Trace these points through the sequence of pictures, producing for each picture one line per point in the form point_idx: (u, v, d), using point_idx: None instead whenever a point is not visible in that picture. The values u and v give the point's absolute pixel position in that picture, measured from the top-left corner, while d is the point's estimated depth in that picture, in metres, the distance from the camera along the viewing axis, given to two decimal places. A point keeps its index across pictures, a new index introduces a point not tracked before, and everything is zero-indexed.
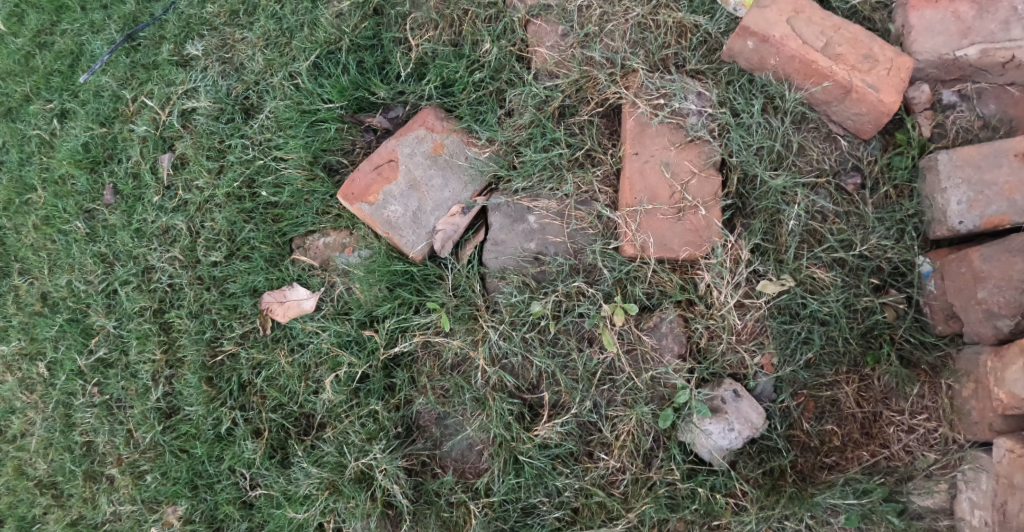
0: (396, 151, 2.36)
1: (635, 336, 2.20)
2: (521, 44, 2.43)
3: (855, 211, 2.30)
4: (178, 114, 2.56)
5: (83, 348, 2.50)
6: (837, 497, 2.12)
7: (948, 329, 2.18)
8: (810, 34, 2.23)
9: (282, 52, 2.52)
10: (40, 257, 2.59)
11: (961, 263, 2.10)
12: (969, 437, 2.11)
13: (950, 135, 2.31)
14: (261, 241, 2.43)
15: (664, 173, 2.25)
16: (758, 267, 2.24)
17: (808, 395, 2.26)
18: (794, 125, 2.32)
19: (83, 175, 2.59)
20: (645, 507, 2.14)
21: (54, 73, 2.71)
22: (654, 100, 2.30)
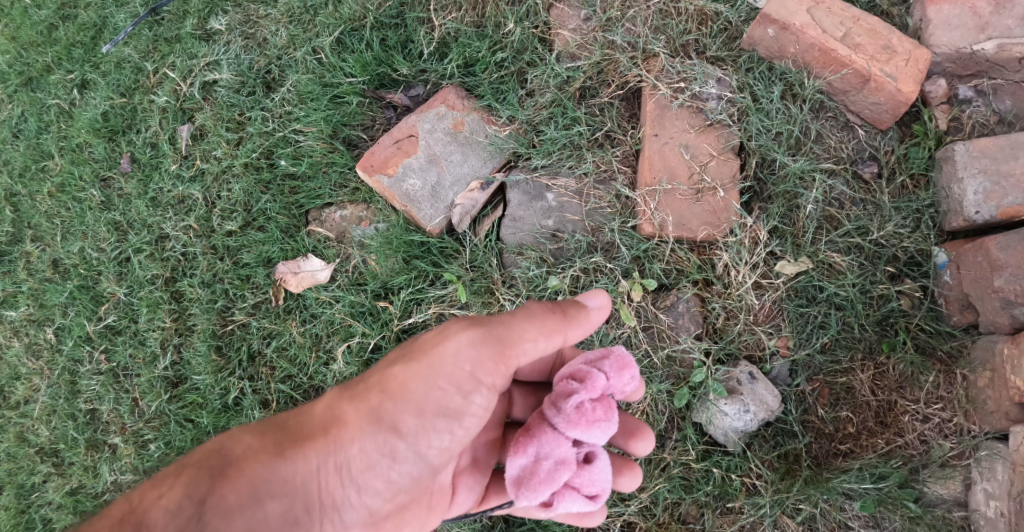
0: (416, 127, 2.38)
1: (652, 314, 2.24)
2: (544, 26, 2.45)
3: (872, 199, 2.30)
4: (198, 86, 2.56)
5: (92, 315, 2.48)
6: (853, 481, 2.10)
7: (963, 320, 2.17)
8: (830, 24, 2.26)
9: (306, 28, 2.54)
10: (54, 224, 2.58)
11: (977, 252, 2.09)
12: (984, 428, 2.08)
13: (966, 129, 2.31)
14: (277, 212, 2.43)
15: (683, 155, 2.28)
16: (776, 249, 2.25)
17: (824, 381, 2.24)
18: (812, 113, 2.33)
19: (101, 143, 2.59)
20: (658, 487, 2.18)
21: (76, 45, 2.72)
22: (675, 83, 2.32)
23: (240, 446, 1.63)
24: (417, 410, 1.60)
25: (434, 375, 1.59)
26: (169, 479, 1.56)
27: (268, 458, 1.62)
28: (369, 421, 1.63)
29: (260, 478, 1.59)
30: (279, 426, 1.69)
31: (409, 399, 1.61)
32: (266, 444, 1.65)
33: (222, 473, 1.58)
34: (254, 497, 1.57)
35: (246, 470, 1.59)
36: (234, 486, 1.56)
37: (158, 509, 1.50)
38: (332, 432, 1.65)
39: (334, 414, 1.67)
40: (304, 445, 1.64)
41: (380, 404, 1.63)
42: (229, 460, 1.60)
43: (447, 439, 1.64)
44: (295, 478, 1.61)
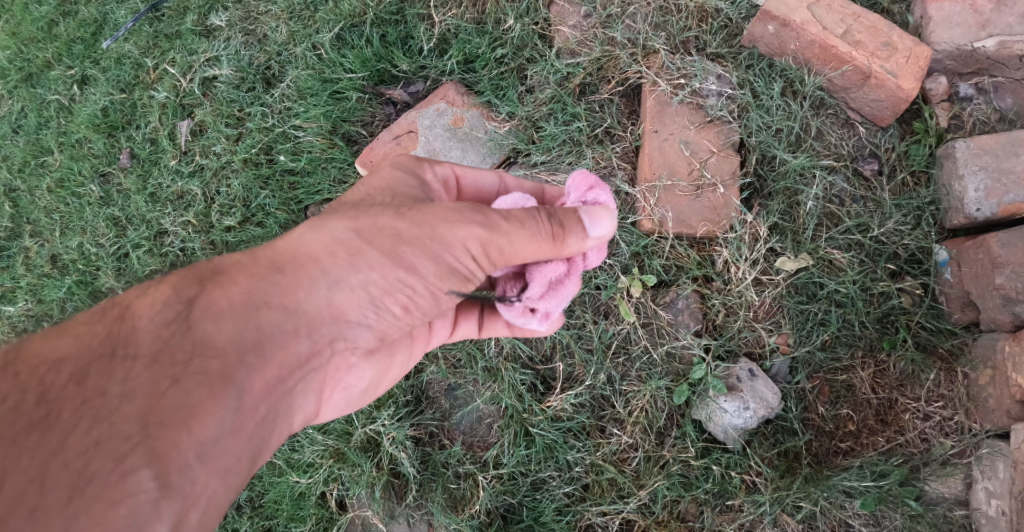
0: (416, 122, 2.38)
1: (652, 310, 2.24)
2: (544, 23, 2.45)
3: (872, 197, 2.28)
4: (198, 82, 2.56)
5: (90, 310, 2.48)
6: (854, 479, 2.08)
7: (964, 318, 2.15)
8: (830, 20, 2.25)
9: (306, 24, 2.53)
10: (53, 219, 2.58)
11: (978, 249, 2.08)
12: (985, 425, 2.07)
13: (967, 127, 2.29)
14: (277, 208, 2.44)
15: (683, 151, 2.28)
16: (776, 245, 2.24)
17: (824, 379, 2.23)
18: (813, 110, 2.32)
19: (100, 139, 2.59)
20: (657, 484, 2.15)
21: (76, 41, 2.72)
22: (675, 79, 2.31)
23: (232, 264, 1.50)
24: (421, 234, 1.47)
25: (432, 233, 1.47)
26: (160, 280, 1.46)
27: (262, 272, 1.48)
28: (368, 238, 1.49)
29: (251, 289, 1.45)
30: (276, 244, 1.55)
31: (412, 211, 1.50)
32: (261, 257, 1.51)
33: (213, 279, 1.46)
34: (247, 305, 1.44)
35: (236, 283, 1.46)
36: (225, 291, 1.44)
37: (145, 303, 1.41)
38: (336, 248, 1.50)
39: (331, 226, 1.53)
40: (304, 262, 1.50)
41: (388, 221, 1.50)
42: (224, 266, 1.50)
43: (463, 267, 1.49)
44: (294, 292, 1.48)
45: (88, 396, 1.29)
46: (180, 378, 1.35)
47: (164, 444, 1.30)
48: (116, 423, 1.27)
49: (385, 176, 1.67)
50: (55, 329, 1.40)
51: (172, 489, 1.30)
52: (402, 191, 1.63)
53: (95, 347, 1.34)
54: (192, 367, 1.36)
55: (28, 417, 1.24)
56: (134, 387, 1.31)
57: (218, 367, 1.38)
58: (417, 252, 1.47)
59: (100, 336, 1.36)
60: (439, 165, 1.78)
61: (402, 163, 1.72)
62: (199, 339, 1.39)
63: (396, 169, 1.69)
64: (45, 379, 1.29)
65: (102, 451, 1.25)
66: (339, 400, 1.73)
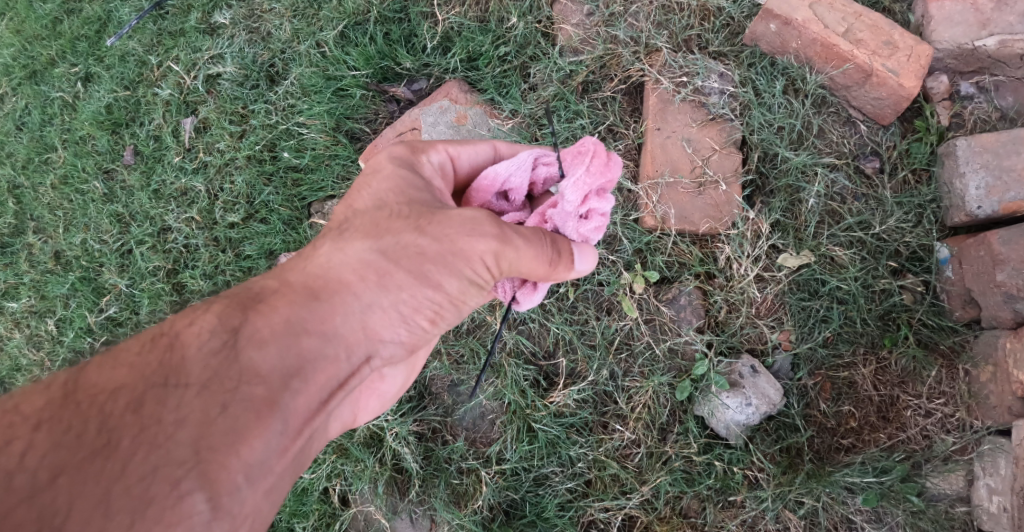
0: (419, 120, 2.38)
1: (654, 306, 2.25)
2: (547, 21, 2.45)
3: (874, 194, 2.28)
4: (202, 79, 2.57)
5: (94, 306, 2.49)
6: (856, 475, 2.09)
7: (966, 315, 2.16)
8: (832, 19, 2.26)
9: (310, 22, 2.54)
10: (57, 215, 2.59)
11: (979, 246, 2.09)
12: (986, 422, 2.08)
13: (968, 125, 2.31)
14: (280, 204, 2.45)
15: (686, 148, 2.29)
16: (778, 242, 2.25)
17: (826, 375, 2.23)
18: (814, 108, 2.33)
19: (104, 136, 2.60)
20: (660, 480, 2.16)
21: (80, 38, 2.72)
22: (677, 77, 2.32)
23: (268, 289, 1.46)
24: (444, 251, 1.46)
25: (453, 250, 1.46)
26: (202, 306, 1.40)
27: (298, 297, 1.44)
28: (394, 259, 1.47)
29: (291, 314, 1.41)
30: (306, 267, 1.51)
31: (433, 227, 1.47)
32: (294, 283, 1.47)
33: (254, 304, 1.41)
34: (289, 330, 1.39)
35: (276, 307, 1.41)
36: (267, 315, 1.40)
37: (192, 331, 1.35)
38: (364, 271, 1.48)
39: (358, 246, 1.50)
40: (341, 286, 1.47)
41: (411, 240, 1.47)
42: (261, 291, 1.46)
43: (484, 279, 1.49)
44: (330, 317, 1.45)
45: (145, 423, 1.23)
46: (230, 406, 1.29)
47: (217, 468, 1.26)
48: (171, 450, 1.22)
49: (388, 176, 1.60)
50: (103, 358, 1.33)
51: (226, 512, 1.26)
52: (411, 194, 1.56)
53: (147, 375, 1.28)
54: (242, 392, 1.31)
55: (90, 444, 1.19)
56: (186, 415, 1.25)
57: (266, 392, 1.34)
58: (441, 272, 1.47)
59: (151, 365, 1.30)
60: (433, 151, 1.69)
61: (398, 157, 1.64)
62: (247, 367, 1.33)
63: (399, 166, 1.61)
64: (100, 407, 1.23)
65: (158, 477, 1.20)
66: (371, 407, 1.75)
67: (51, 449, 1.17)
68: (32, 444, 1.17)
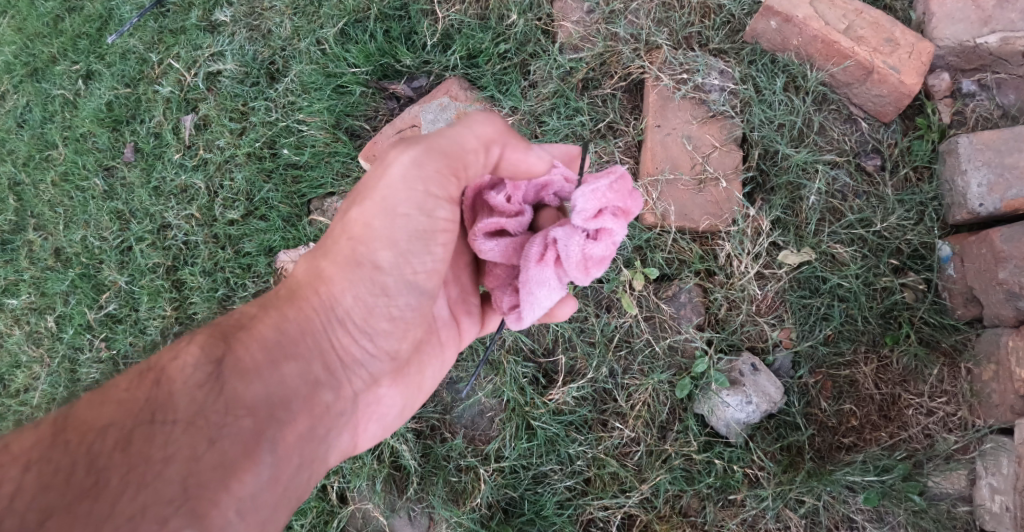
0: (419, 117, 2.38)
1: (654, 304, 2.25)
2: (547, 19, 2.45)
3: (875, 192, 2.27)
4: (202, 77, 2.57)
5: (94, 303, 2.50)
6: (857, 474, 2.08)
7: (967, 313, 2.15)
8: (833, 16, 2.25)
9: (310, 19, 2.54)
10: (57, 213, 2.59)
11: (982, 245, 2.08)
12: (988, 421, 2.07)
13: (969, 123, 2.29)
14: (279, 201, 2.44)
15: (686, 145, 2.28)
16: (778, 240, 2.24)
17: (827, 374, 2.21)
18: (815, 105, 2.32)
19: (105, 133, 2.60)
20: (659, 479, 2.15)
21: (81, 36, 2.72)
22: (677, 74, 2.31)
23: (246, 317, 1.51)
24: (383, 212, 1.49)
25: (388, 204, 1.49)
26: (185, 339, 1.44)
27: (271, 320, 1.50)
28: (350, 258, 1.51)
29: (268, 337, 1.48)
30: (280, 290, 1.56)
31: (373, 196, 1.51)
32: (269, 304, 1.53)
33: (234, 332, 1.47)
34: (270, 359, 1.45)
35: (253, 332, 1.48)
36: (246, 340, 1.46)
37: (178, 367, 1.39)
38: (315, 278, 1.54)
39: (323, 261, 1.54)
40: (301, 302, 1.52)
41: (357, 220, 1.51)
42: (238, 318, 1.51)
43: (416, 222, 1.50)
44: (303, 336, 1.50)
45: (134, 462, 1.26)
46: (218, 440, 1.34)
47: (205, 503, 1.29)
48: (161, 487, 1.26)
49: (357, 188, 1.68)
50: (92, 395, 1.35)
51: None
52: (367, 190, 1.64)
53: (135, 412, 1.32)
54: (228, 426, 1.36)
55: (78, 486, 1.21)
56: (175, 452, 1.30)
57: (253, 424, 1.39)
58: (381, 246, 1.49)
59: (139, 401, 1.33)
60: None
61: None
62: (232, 398, 1.38)
63: None
64: (90, 447, 1.26)
65: (148, 515, 1.23)
66: (375, 431, 1.70)
67: (40, 491, 1.19)
68: (22, 483, 1.19)
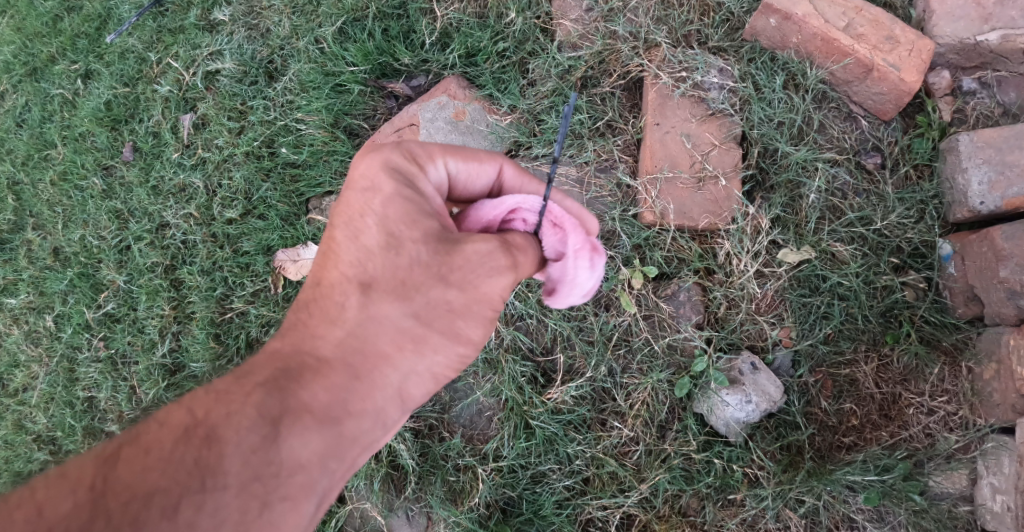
0: (418, 115, 2.38)
1: (653, 302, 2.24)
2: (545, 17, 2.44)
3: (876, 190, 2.26)
4: (201, 76, 2.57)
5: (92, 302, 2.50)
6: (857, 473, 2.07)
7: (968, 312, 2.14)
8: (833, 14, 2.24)
9: (309, 19, 2.53)
10: (56, 212, 2.59)
11: (983, 243, 2.07)
12: (989, 420, 2.06)
13: (970, 121, 2.28)
14: (278, 200, 2.44)
15: (685, 143, 2.27)
16: (778, 238, 2.23)
17: (827, 373, 2.20)
18: (815, 103, 2.31)
19: (103, 132, 2.60)
20: (658, 478, 2.14)
21: (80, 35, 2.72)
22: (677, 72, 2.31)
23: (300, 365, 1.37)
24: (469, 301, 1.42)
25: (476, 297, 1.42)
26: (235, 390, 1.29)
27: (337, 377, 1.37)
28: (427, 320, 1.42)
29: (330, 398, 1.34)
30: (335, 335, 1.41)
31: (454, 271, 1.41)
32: (331, 356, 1.39)
33: (292, 384, 1.33)
34: (332, 418, 1.33)
35: (312, 389, 1.34)
36: (306, 398, 1.32)
37: (232, 424, 1.25)
38: (401, 339, 1.41)
39: (385, 309, 1.42)
40: (376, 357, 1.40)
41: (440, 295, 1.41)
42: (298, 368, 1.36)
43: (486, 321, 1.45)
44: (370, 397, 1.39)
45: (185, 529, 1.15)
46: (271, 500, 1.24)
47: None
48: None
49: (391, 198, 1.43)
50: (126, 447, 1.21)
51: None
52: (420, 220, 1.43)
53: (184, 473, 1.19)
54: (283, 484, 1.26)
55: None
56: (228, 515, 1.20)
57: (306, 481, 1.29)
58: (467, 321, 1.43)
59: (185, 463, 1.19)
60: (429, 163, 1.52)
61: (399, 171, 1.47)
62: (292, 460, 1.27)
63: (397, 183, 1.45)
64: (133, 513, 1.13)
65: None
66: None
67: None
68: None
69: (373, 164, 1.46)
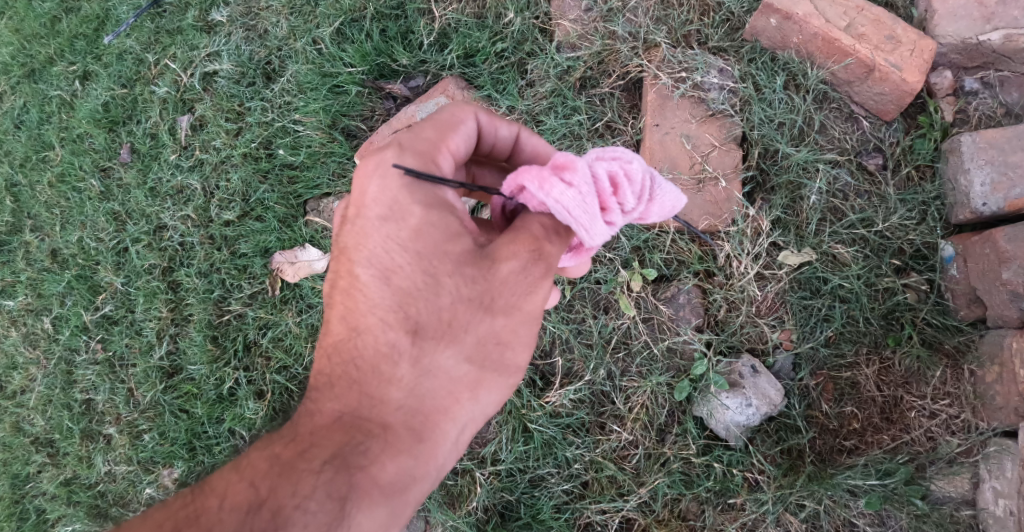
0: (416, 116, 2.37)
1: (652, 305, 2.22)
2: (544, 17, 2.43)
3: (877, 191, 2.23)
4: (199, 77, 2.56)
5: (90, 304, 2.49)
6: (859, 478, 2.05)
7: (971, 314, 2.11)
8: (833, 13, 2.22)
9: (306, 19, 2.52)
10: (54, 214, 2.59)
11: (985, 245, 2.04)
12: (992, 424, 2.03)
13: (972, 122, 2.26)
14: (275, 202, 2.43)
15: (684, 144, 2.25)
16: (779, 240, 2.21)
17: (828, 376, 2.19)
18: (816, 104, 2.29)
19: (101, 134, 2.59)
20: (658, 482, 2.13)
21: (78, 37, 2.71)
22: (676, 73, 2.29)
23: (363, 435, 1.38)
24: (515, 326, 1.42)
25: (523, 316, 1.43)
26: (304, 469, 1.33)
27: (400, 442, 1.38)
28: (481, 363, 1.42)
29: (398, 469, 1.37)
30: (392, 397, 1.40)
31: (496, 302, 1.40)
32: (393, 420, 1.40)
33: (359, 461, 1.35)
34: (395, 486, 1.36)
35: (380, 463, 1.36)
36: (375, 473, 1.35)
37: (300, 505, 1.28)
38: (456, 388, 1.42)
39: (439, 358, 1.41)
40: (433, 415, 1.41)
41: (488, 330, 1.41)
42: (361, 437, 1.38)
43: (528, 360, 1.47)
44: (434, 457, 1.41)
45: None
46: None
47: None
48: None
49: (419, 227, 1.40)
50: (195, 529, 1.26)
51: None
52: (453, 250, 1.40)
53: None
54: None
55: None
56: None
57: None
58: (516, 353, 1.44)
59: None
60: (440, 155, 1.49)
61: (426, 193, 1.43)
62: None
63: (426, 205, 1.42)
64: None
65: None
66: None
67: None
68: None
69: (389, 186, 1.43)
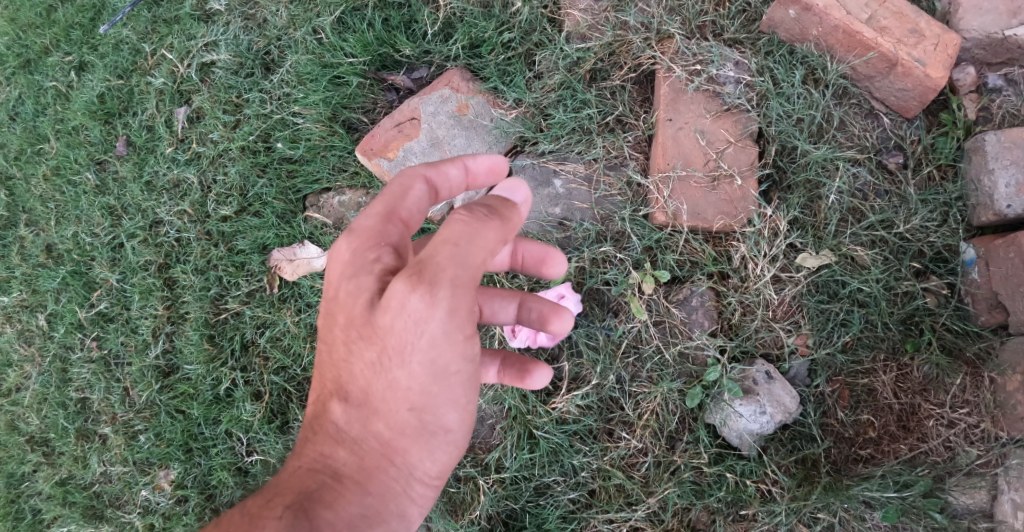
0: (419, 109, 2.28)
1: (664, 308, 2.13)
2: (553, 6, 2.32)
3: (897, 191, 2.14)
4: (196, 67, 2.48)
5: (84, 301, 2.43)
6: (875, 490, 1.96)
7: (991, 320, 2.00)
8: (855, 5, 2.11)
9: (306, 7, 2.43)
10: (49, 208, 2.52)
11: (1009, 248, 1.94)
12: (1013, 435, 1.93)
13: (996, 120, 2.15)
14: (273, 197, 2.36)
15: (699, 140, 2.16)
16: (796, 241, 2.12)
17: (844, 382, 2.10)
18: (835, 99, 2.18)
19: (96, 126, 2.52)
20: (668, 492, 2.05)
21: (74, 26, 2.63)
22: (690, 65, 2.19)
23: (317, 486, 1.44)
24: (427, 386, 1.38)
25: (434, 376, 1.37)
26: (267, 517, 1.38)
27: (353, 494, 1.43)
28: (404, 418, 1.41)
29: (352, 514, 1.42)
30: (342, 454, 1.46)
31: (393, 356, 1.36)
32: (343, 472, 1.45)
33: (315, 507, 1.40)
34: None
35: (335, 509, 1.41)
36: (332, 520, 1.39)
37: None
38: (390, 442, 1.44)
39: (372, 418, 1.44)
40: (379, 467, 1.44)
41: (402, 388, 1.39)
42: (319, 489, 1.43)
43: (454, 417, 1.43)
44: (384, 505, 1.45)
45: None
46: None
47: None
48: None
49: (345, 304, 1.41)
50: None
51: None
52: (363, 316, 1.39)
53: None
54: None
55: None
56: None
57: None
58: (437, 411, 1.41)
59: None
60: (385, 226, 1.42)
61: (352, 265, 1.42)
62: None
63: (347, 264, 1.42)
64: None
65: None
66: None
67: None
68: None
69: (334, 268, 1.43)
